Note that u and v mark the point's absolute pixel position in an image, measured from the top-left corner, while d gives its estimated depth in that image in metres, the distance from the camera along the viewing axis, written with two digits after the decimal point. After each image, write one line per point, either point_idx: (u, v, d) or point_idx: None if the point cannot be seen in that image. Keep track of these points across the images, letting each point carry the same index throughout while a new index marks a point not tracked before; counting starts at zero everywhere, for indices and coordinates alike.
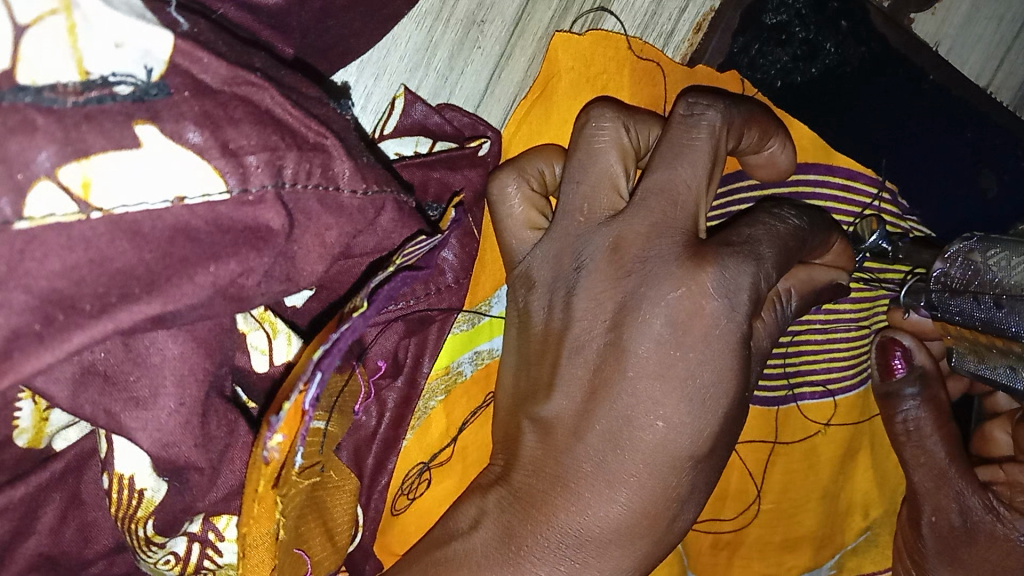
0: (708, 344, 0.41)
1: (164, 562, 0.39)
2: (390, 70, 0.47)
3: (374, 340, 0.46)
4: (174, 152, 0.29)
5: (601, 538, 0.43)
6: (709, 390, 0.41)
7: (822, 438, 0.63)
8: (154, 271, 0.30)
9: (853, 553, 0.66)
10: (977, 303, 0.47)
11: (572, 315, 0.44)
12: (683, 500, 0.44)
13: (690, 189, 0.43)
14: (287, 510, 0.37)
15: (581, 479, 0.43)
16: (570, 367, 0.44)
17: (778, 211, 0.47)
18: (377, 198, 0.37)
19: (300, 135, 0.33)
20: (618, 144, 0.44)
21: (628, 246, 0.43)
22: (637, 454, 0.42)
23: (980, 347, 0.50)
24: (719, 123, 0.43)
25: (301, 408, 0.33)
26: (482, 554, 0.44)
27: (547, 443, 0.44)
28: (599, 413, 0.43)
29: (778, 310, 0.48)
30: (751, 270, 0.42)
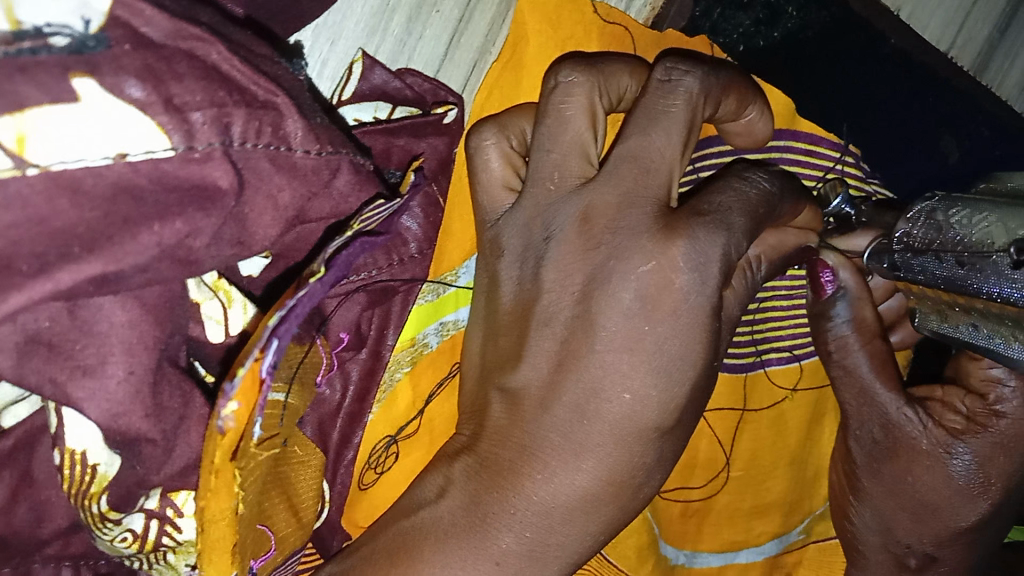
0: (677, 315, 0.41)
1: (121, 540, 0.38)
2: (346, 35, 0.45)
3: (335, 310, 0.45)
4: (113, 106, 0.28)
5: (566, 506, 0.43)
6: (675, 363, 0.41)
7: (789, 404, 0.62)
8: (95, 230, 0.29)
9: (821, 518, 0.67)
10: (939, 261, 0.46)
11: (542, 276, 0.43)
12: (650, 470, 0.44)
13: (663, 156, 0.42)
14: (247, 481, 0.36)
15: (548, 451, 0.43)
16: (538, 340, 0.43)
17: (752, 173, 0.46)
18: (331, 160, 0.36)
19: (249, 92, 0.32)
20: (588, 107, 0.43)
21: (598, 217, 0.42)
22: (604, 423, 0.42)
23: (943, 306, 0.50)
24: (696, 90, 0.42)
25: (257, 383, 0.32)
26: (449, 522, 0.44)
27: (512, 412, 0.44)
28: (566, 383, 0.42)
29: (749, 277, 0.48)
30: (723, 240, 0.41)
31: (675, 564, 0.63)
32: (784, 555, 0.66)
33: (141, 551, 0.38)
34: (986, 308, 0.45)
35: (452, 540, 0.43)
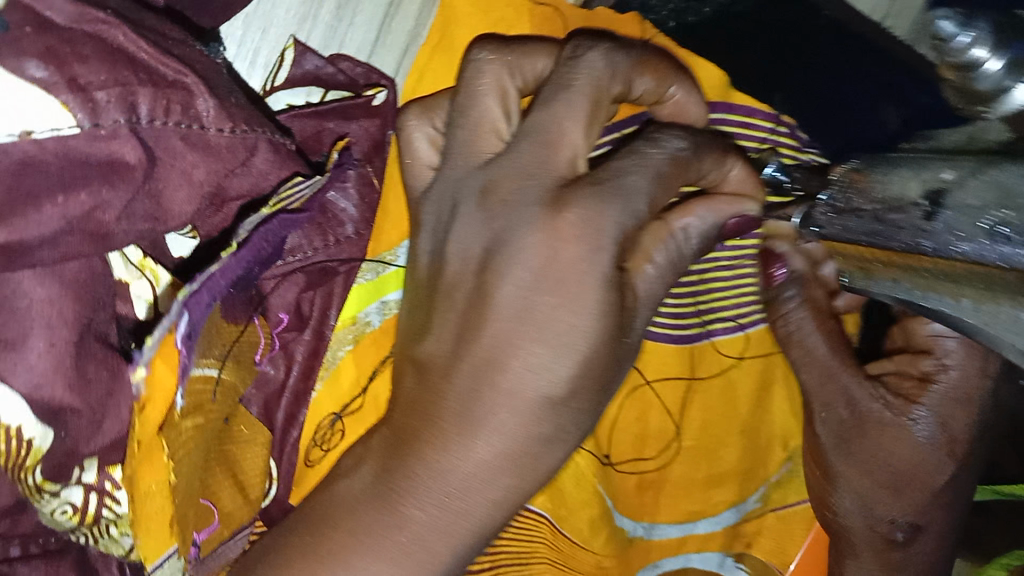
0: (567, 284, 0.42)
1: (61, 512, 0.39)
2: (276, 24, 0.47)
3: (272, 290, 0.47)
4: (17, 88, 0.29)
5: (464, 478, 0.43)
6: (570, 333, 0.42)
7: (736, 371, 0.63)
8: (1, 201, 0.30)
9: (778, 486, 0.67)
10: (860, 220, 0.47)
11: (446, 246, 0.45)
12: (546, 441, 0.44)
13: (563, 129, 0.43)
14: (179, 450, 0.40)
15: (448, 425, 0.43)
16: (444, 311, 0.45)
17: (666, 137, 0.46)
18: (246, 137, 0.37)
19: (155, 72, 0.33)
20: (499, 86, 0.45)
21: (499, 188, 0.44)
22: (500, 392, 0.43)
23: (867, 264, 0.49)
24: (600, 65, 0.43)
25: (177, 344, 0.36)
26: (359, 494, 0.45)
27: (424, 383, 0.45)
28: (470, 352, 0.43)
29: (674, 243, 0.47)
30: (610, 208, 0.42)
31: (633, 535, 0.64)
32: (742, 525, 0.67)
33: (83, 523, 0.40)
34: (907, 262, 0.45)
35: (362, 516, 0.44)
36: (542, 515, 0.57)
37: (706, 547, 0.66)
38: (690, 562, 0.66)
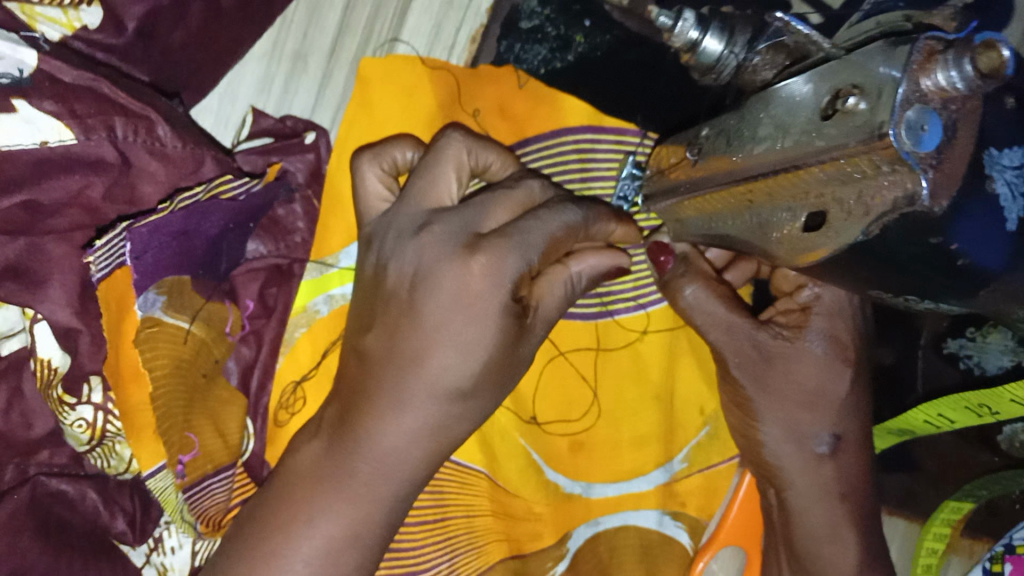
0: (480, 301, 0.55)
1: (78, 426, 0.55)
2: (241, 95, 0.67)
3: (241, 281, 0.64)
4: (37, 115, 0.48)
5: (386, 453, 0.56)
6: (471, 345, 0.55)
7: (642, 342, 0.74)
8: (28, 176, 0.49)
9: (700, 448, 0.77)
10: (672, 171, 0.59)
11: (387, 265, 0.57)
12: (452, 419, 0.57)
13: (497, 210, 0.58)
14: (155, 357, 0.55)
15: (384, 405, 0.55)
16: (382, 314, 0.57)
17: (568, 207, 0.59)
18: (194, 152, 0.54)
19: (126, 106, 0.51)
20: (457, 161, 0.59)
21: (435, 228, 0.56)
22: (421, 383, 0.55)
23: (682, 212, 0.60)
24: (534, 188, 0.61)
25: (118, 265, 0.53)
26: (310, 458, 0.58)
27: (364, 371, 0.57)
28: (403, 342, 0.55)
29: (568, 281, 0.61)
30: (515, 262, 0.55)
31: (571, 493, 0.74)
32: (675, 485, 0.76)
33: (96, 438, 0.56)
34: (700, 198, 0.56)
35: (309, 490, 0.57)
36: (476, 469, 0.71)
37: (642, 506, 0.75)
38: (629, 519, 0.75)
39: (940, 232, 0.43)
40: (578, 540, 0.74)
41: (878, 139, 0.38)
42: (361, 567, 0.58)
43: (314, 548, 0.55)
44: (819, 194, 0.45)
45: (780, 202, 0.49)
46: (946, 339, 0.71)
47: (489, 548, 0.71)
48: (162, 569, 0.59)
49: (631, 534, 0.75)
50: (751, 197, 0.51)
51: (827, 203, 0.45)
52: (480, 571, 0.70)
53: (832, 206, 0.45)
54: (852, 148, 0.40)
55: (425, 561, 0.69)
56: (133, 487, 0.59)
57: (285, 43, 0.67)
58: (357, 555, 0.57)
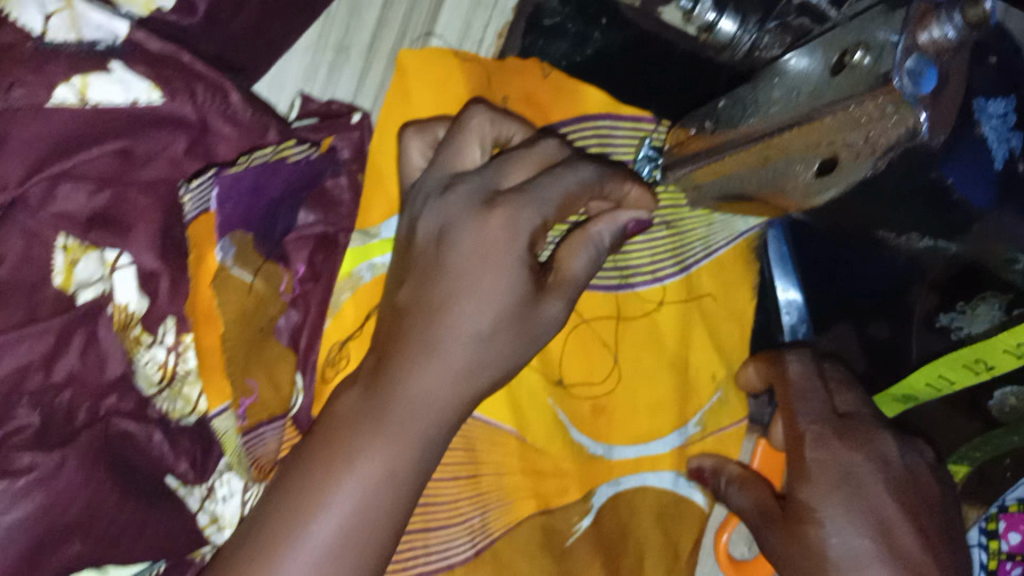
0: (501, 248, 0.59)
1: (151, 364, 0.61)
2: (290, 81, 0.72)
3: (292, 248, 0.69)
4: (128, 77, 0.56)
5: (412, 401, 0.56)
6: (493, 290, 0.58)
7: (659, 313, 0.81)
8: (122, 129, 0.56)
9: (710, 411, 0.83)
10: (691, 140, 0.66)
11: (417, 225, 0.62)
12: (480, 368, 0.58)
13: (515, 169, 0.63)
14: (228, 301, 0.61)
15: (416, 346, 0.57)
16: (412, 267, 0.61)
17: (580, 165, 0.64)
18: (261, 120, 0.61)
19: (203, 74, 0.58)
20: (479, 131, 0.65)
21: (458, 186, 0.62)
22: (447, 327, 0.57)
23: (698, 178, 0.68)
24: (552, 148, 0.66)
25: (205, 209, 0.60)
26: (340, 412, 0.57)
27: (396, 320, 0.59)
28: (428, 289, 0.59)
29: (590, 247, 0.66)
30: (531, 213, 0.60)
31: (594, 454, 0.79)
32: (687, 446, 0.82)
33: (166, 379, 0.62)
34: (719, 163, 0.63)
35: (332, 433, 0.55)
36: (506, 429, 0.75)
37: (659, 467, 0.81)
38: (647, 480, 0.81)
39: (937, 166, 0.52)
40: (600, 498, 0.79)
41: (885, 84, 0.45)
42: (397, 509, 0.55)
43: (358, 486, 0.53)
44: (831, 142, 0.53)
45: (793, 155, 0.56)
46: (938, 314, 0.78)
47: (519, 505, 0.75)
48: (214, 518, 0.63)
49: (650, 495, 0.81)
50: (768, 154, 0.58)
51: (838, 149, 0.53)
52: (510, 526, 0.75)
53: (842, 150, 0.53)
54: (863, 95, 0.47)
55: (461, 513, 0.73)
56: (193, 432, 0.63)
57: (329, 36, 0.73)
58: (392, 496, 0.54)
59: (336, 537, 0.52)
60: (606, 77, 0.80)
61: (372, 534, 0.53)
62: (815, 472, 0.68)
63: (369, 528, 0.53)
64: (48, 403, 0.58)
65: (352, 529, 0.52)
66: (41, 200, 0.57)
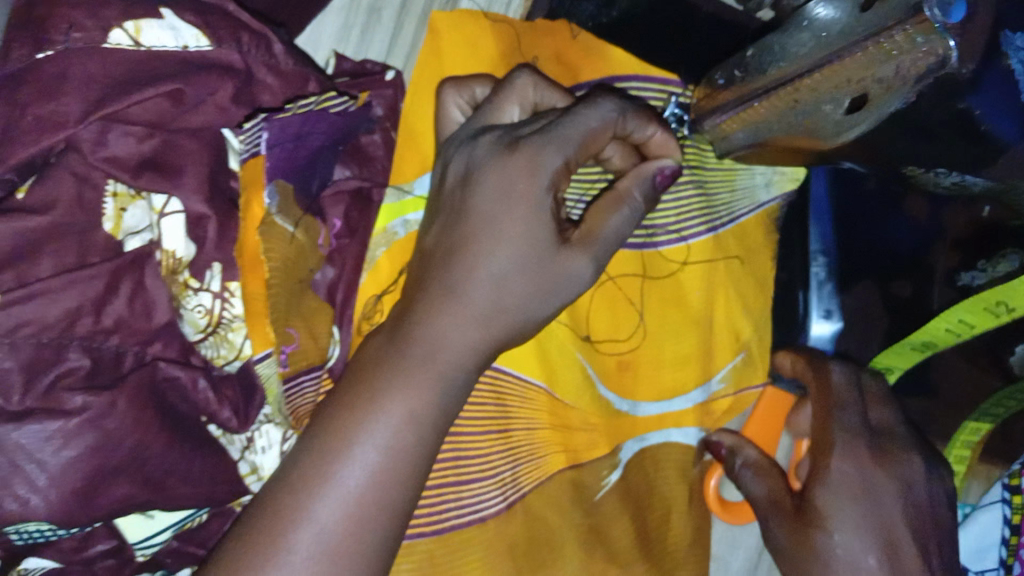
0: (518, 189, 0.58)
1: (198, 310, 0.63)
2: (325, 40, 0.76)
3: (329, 203, 0.69)
4: (179, 23, 0.57)
5: (436, 340, 0.56)
6: (515, 230, 0.58)
7: (683, 272, 0.82)
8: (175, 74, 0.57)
9: (735, 369, 0.84)
10: (715, 91, 0.67)
11: (444, 174, 0.63)
12: (505, 309, 0.58)
13: (543, 116, 0.63)
14: (272, 248, 0.61)
15: (437, 295, 0.57)
16: (438, 216, 0.62)
17: (602, 104, 0.63)
18: (302, 72, 0.63)
19: (249, 26, 0.60)
20: (514, 86, 0.66)
21: (484, 135, 0.62)
22: (469, 268, 0.58)
23: (720, 131, 0.70)
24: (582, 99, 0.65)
25: (255, 152, 0.62)
26: (369, 349, 0.58)
27: (423, 264, 0.60)
28: (450, 238, 0.59)
29: (622, 204, 0.65)
30: (554, 152, 0.59)
31: (620, 410, 0.80)
32: (712, 404, 0.83)
33: (211, 326, 0.63)
34: (745, 112, 0.65)
35: (359, 371, 0.56)
36: (535, 384, 0.76)
37: (684, 423, 0.82)
38: (671, 437, 0.81)
39: (963, 97, 0.54)
40: (627, 453, 0.80)
41: (916, 14, 0.49)
42: (422, 449, 0.55)
43: (382, 431, 0.53)
44: (858, 79, 0.55)
45: (818, 95, 0.59)
46: (960, 273, 0.77)
47: (549, 460, 0.77)
48: (254, 468, 0.64)
49: (674, 451, 0.81)
50: (797, 99, 0.60)
51: (867, 85, 0.55)
52: (542, 479, 0.76)
53: (871, 85, 0.55)
54: (894, 24, 0.51)
55: (491, 468, 0.73)
56: (236, 380, 0.65)
57: None
58: (415, 438, 0.54)
59: (360, 482, 0.52)
60: (631, 37, 0.80)
61: (399, 477, 0.53)
62: (835, 479, 0.64)
63: (398, 463, 0.53)
64: (97, 350, 0.59)
65: (376, 473, 0.53)
66: (92, 144, 0.57)
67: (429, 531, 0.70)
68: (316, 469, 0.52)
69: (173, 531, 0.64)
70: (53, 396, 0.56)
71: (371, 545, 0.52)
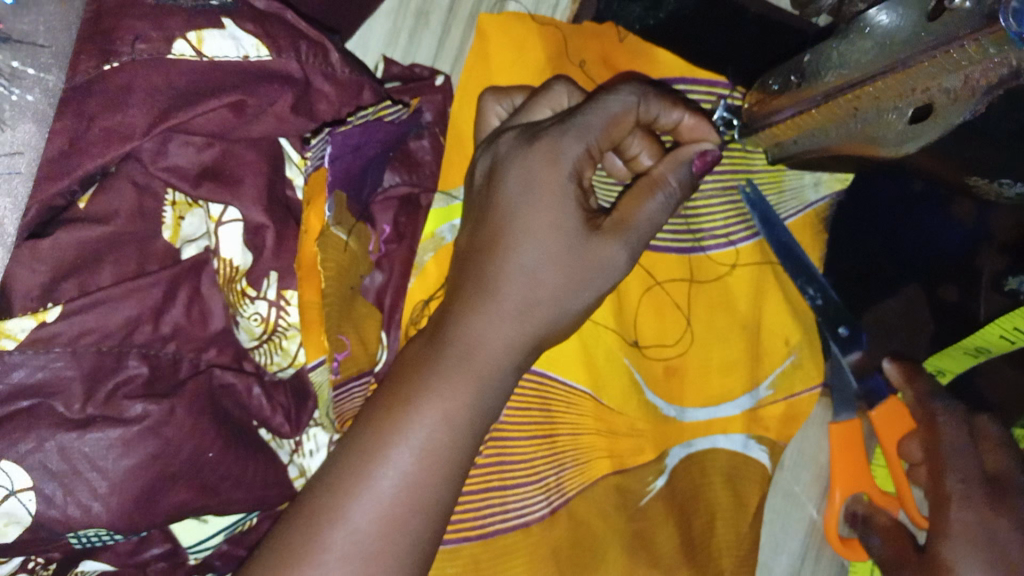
0: (542, 180, 0.56)
1: (255, 317, 0.64)
2: (372, 46, 0.75)
3: (378, 209, 0.70)
4: (240, 32, 0.56)
5: (463, 338, 0.55)
6: (539, 223, 0.56)
7: (731, 277, 0.81)
8: (237, 83, 0.56)
9: (784, 375, 0.82)
10: (769, 97, 0.66)
11: (475, 175, 0.62)
12: (533, 304, 0.56)
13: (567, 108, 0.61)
14: (327, 257, 0.62)
15: (472, 295, 0.56)
16: (469, 218, 0.61)
17: (621, 90, 0.60)
18: (358, 80, 0.62)
19: (307, 33, 0.59)
20: (548, 91, 0.65)
21: (509, 132, 0.61)
22: (496, 264, 0.56)
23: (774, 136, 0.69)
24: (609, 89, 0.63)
25: (318, 165, 0.62)
26: (403, 356, 0.57)
27: (456, 266, 0.59)
28: (483, 237, 0.58)
29: (653, 189, 0.61)
30: (575, 141, 0.57)
31: (666, 416, 0.80)
32: (760, 410, 0.82)
33: (267, 333, 0.64)
34: (801, 120, 0.64)
35: (392, 376, 0.55)
36: (581, 389, 0.76)
37: (730, 430, 0.81)
38: (718, 443, 0.81)
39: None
40: (673, 460, 0.80)
41: (990, 27, 0.47)
42: (459, 454, 0.54)
43: (416, 433, 0.52)
44: (925, 88, 0.54)
45: (880, 104, 0.58)
46: (1007, 277, 0.77)
47: (593, 465, 0.76)
48: (302, 470, 0.65)
49: (721, 457, 0.81)
50: (857, 106, 0.59)
51: (933, 94, 0.54)
52: (585, 485, 0.76)
53: (937, 94, 0.54)
54: (966, 36, 0.49)
55: (536, 472, 0.74)
56: (288, 386, 0.65)
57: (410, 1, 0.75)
58: (450, 441, 0.53)
59: (398, 489, 0.51)
60: (678, 38, 0.80)
61: (432, 481, 0.52)
62: (956, 529, 0.67)
63: (432, 467, 0.52)
64: (155, 357, 0.59)
65: (413, 480, 0.52)
66: (153, 154, 0.59)
67: (474, 535, 0.70)
68: (355, 477, 0.51)
69: (226, 534, 0.63)
70: (114, 404, 0.56)
71: (405, 552, 0.52)
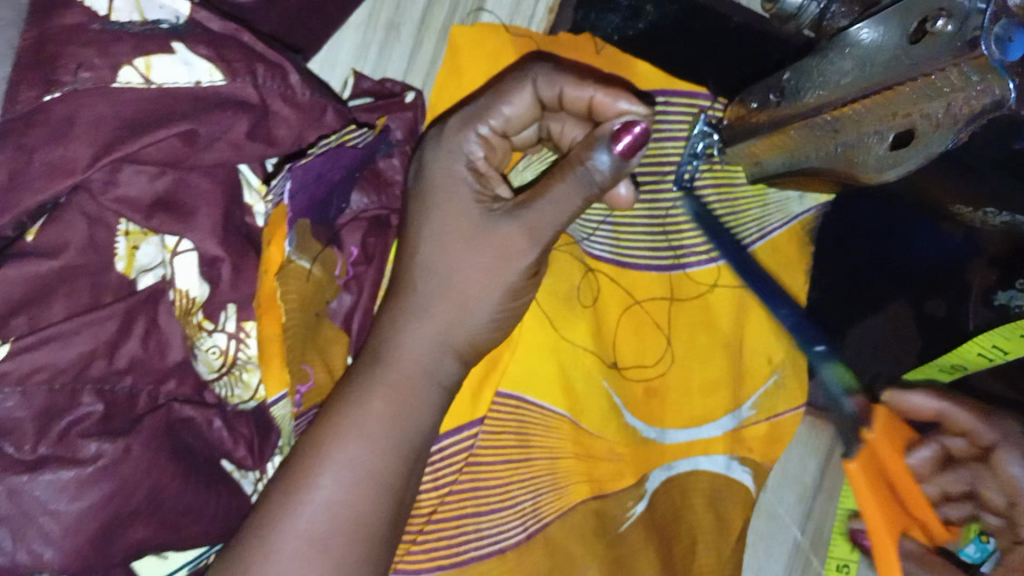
0: (445, 195, 0.56)
1: (213, 350, 0.63)
2: (341, 60, 0.73)
3: (345, 229, 0.67)
4: (192, 58, 0.54)
5: (372, 338, 0.55)
6: (448, 223, 0.55)
7: (712, 296, 0.80)
8: (188, 110, 0.55)
9: (767, 395, 0.81)
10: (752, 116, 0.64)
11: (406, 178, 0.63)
12: (453, 308, 0.55)
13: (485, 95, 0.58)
14: (288, 290, 0.61)
15: (397, 305, 0.55)
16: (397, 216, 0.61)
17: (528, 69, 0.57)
18: (319, 102, 0.61)
19: (265, 57, 0.58)
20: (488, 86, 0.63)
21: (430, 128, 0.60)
22: (408, 263, 0.56)
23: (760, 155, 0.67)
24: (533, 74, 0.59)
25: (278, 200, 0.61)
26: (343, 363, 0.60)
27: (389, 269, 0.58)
28: (405, 242, 0.57)
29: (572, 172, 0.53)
30: (469, 138, 0.56)
31: (647, 438, 0.78)
32: (743, 430, 0.80)
33: (226, 366, 0.63)
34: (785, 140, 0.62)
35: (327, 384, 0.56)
36: (559, 413, 0.74)
37: (712, 451, 0.79)
38: (700, 464, 0.79)
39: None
40: (654, 482, 0.78)
41: (970, 50, 0.44)
42: (400, 464, 0.51)
43: (346, 449, 0.49)
44: (907, 112, 0.51)
45: (862, 128, 0.55)
46: (997, 291, 0.73)
47: (572, 490, 0.74)
48: None
49: (703, 479, 0.79)
50: (840, 129, 0.57)
51: (915, 119, 0.51)
52: (564, 511, 0.73)
53: (919, 120, 0.51)
54: (945, 60, 0.46)
55: (512, 499, 0.71)
56: (252, 417, 0.64)
57: (380, 13, 0.73)
58: (386, 456, 0.50)
59: (323, 512, 0.48)
60: (656, 49, 0.78)
61: (372, 500, 0.49)
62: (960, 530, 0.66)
63: (370, 480, 0.49)
64: (110, 393, 0.57)
65: (341, 502, 0.48)
66: (104, 184, 0.56)
67: (451, 565, 0.68)
68: (279, 505, 0.48)
69: (188, 570, 0.58)
70: (68, 443, 0.54)
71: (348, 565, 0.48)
